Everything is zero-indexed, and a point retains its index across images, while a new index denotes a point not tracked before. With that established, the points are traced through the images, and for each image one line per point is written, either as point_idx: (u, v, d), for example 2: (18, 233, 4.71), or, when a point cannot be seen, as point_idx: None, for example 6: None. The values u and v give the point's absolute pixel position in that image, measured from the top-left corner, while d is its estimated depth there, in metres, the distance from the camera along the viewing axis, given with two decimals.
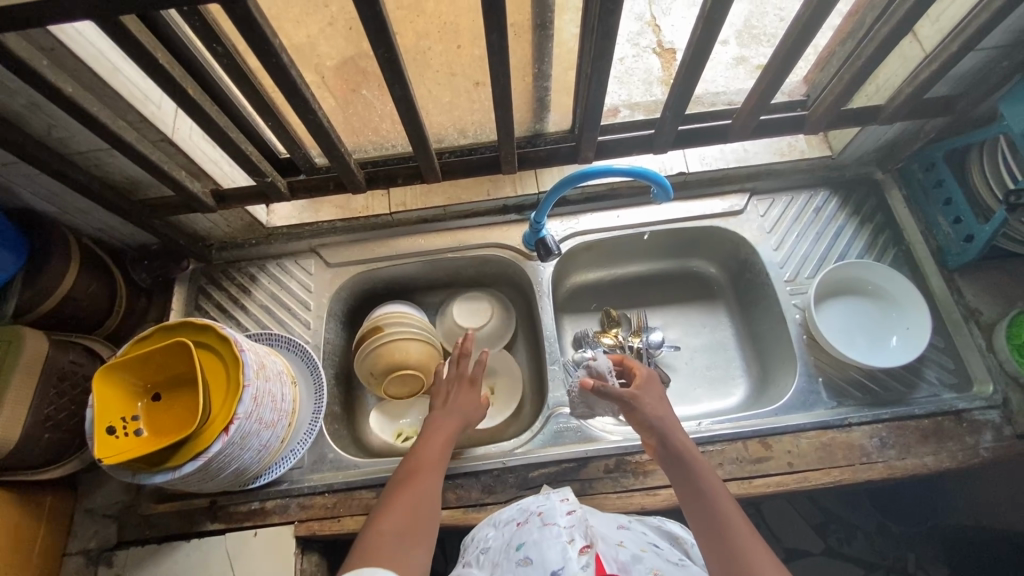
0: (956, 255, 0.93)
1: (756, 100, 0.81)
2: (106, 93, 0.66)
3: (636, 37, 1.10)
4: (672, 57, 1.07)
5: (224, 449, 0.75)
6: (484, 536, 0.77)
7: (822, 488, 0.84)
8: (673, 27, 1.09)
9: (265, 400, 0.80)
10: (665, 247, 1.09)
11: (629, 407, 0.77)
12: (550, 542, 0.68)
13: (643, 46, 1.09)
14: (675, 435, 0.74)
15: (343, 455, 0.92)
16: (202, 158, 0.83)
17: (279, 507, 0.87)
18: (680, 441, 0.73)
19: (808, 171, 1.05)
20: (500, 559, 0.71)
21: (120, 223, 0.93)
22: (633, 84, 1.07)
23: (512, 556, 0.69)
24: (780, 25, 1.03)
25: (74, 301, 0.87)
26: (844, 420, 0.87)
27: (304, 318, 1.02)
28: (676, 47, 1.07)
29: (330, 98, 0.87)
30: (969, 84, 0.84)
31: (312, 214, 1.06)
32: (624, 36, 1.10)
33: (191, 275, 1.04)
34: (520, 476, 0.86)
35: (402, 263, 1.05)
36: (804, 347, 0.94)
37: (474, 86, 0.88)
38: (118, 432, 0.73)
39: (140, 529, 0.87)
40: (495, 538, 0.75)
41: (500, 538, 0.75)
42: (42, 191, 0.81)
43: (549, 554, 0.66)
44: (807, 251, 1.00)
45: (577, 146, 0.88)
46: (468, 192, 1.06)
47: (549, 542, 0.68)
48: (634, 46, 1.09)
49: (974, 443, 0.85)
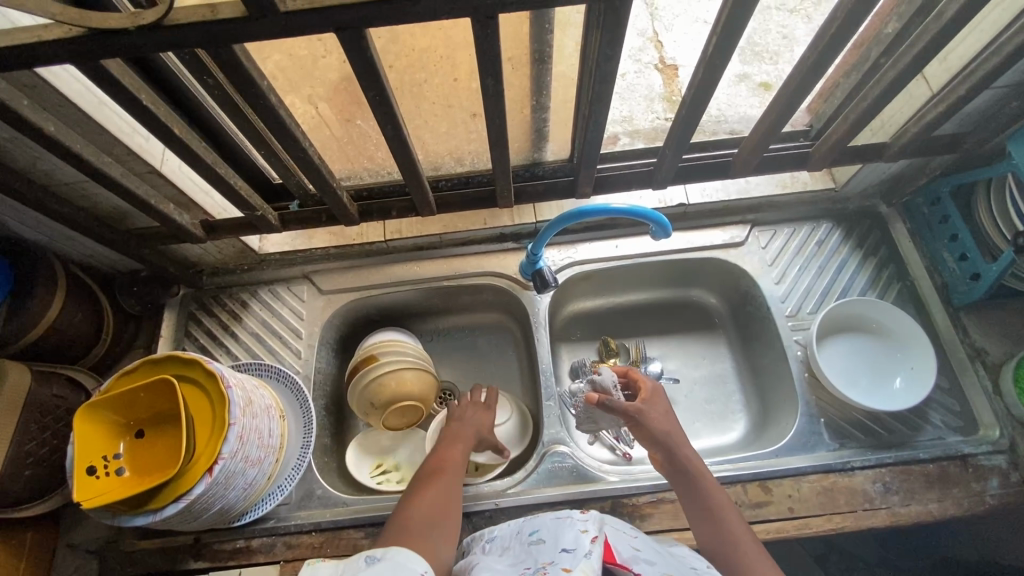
0: (962, 293, 0.92)
1: (759, 138, 0.80)
2: (91, 128, 0.64)
3: (638, 53, 1.10)
4: (675, 73, 1.07)
5: (208, 490, 0.73)
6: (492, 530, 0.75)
7: (824, 535, 0.82)
8: (676, 43, 1.09)
9: (251, 437, 0.78)
10: (665, 277, 1.07)
11: (634, 421, 0.77)
12: (564, 526, 0.65)
13: (644, 62, 1.09)
14: (683, 454, 0.74)
15: (331, 491, 0.89)
16: (192, 189, 0.81)
17: (264, 546, 0.85)
18: (688, 458, 0.73)
19: (811, 203, 1.03)
20: (511, 545, 0.69)
21: (108, 250, 0.91)
22: (634, 100, 1.06)
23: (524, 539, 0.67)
24: (782, 42, 1.02)
25: (59, 331, 0.85)
26: (847, 464, 0.85)
27: (296, 347, 1.00)
28: (678, 63, 1.07)
29: (325, 126, 0.86)
30: (976, 122, 0.82)
31: (305, 241, 1.04)
32: (626, 52, 1.10)
33: (181, 300, 1.03)
34: (512, 517, 0.84)
35: (397, 291, 1.03)
36: (805, 385, 0.92)
37: (471, 117, 0.87)
38: (98, 472, 0.71)
39: (121, 567, 0.85)
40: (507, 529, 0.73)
41: (508, 530, 0.73)
42: (27, 221, 0.79)
43: (562, 535, 0.64)
44: (809, 285, 0.98)
45: (575, 180, 0.86)
46: (464, 221, 1.05)
47: (563, 527, 0.65)
48: (637, 62, 1.09)
49: (980, 490, 0.82)
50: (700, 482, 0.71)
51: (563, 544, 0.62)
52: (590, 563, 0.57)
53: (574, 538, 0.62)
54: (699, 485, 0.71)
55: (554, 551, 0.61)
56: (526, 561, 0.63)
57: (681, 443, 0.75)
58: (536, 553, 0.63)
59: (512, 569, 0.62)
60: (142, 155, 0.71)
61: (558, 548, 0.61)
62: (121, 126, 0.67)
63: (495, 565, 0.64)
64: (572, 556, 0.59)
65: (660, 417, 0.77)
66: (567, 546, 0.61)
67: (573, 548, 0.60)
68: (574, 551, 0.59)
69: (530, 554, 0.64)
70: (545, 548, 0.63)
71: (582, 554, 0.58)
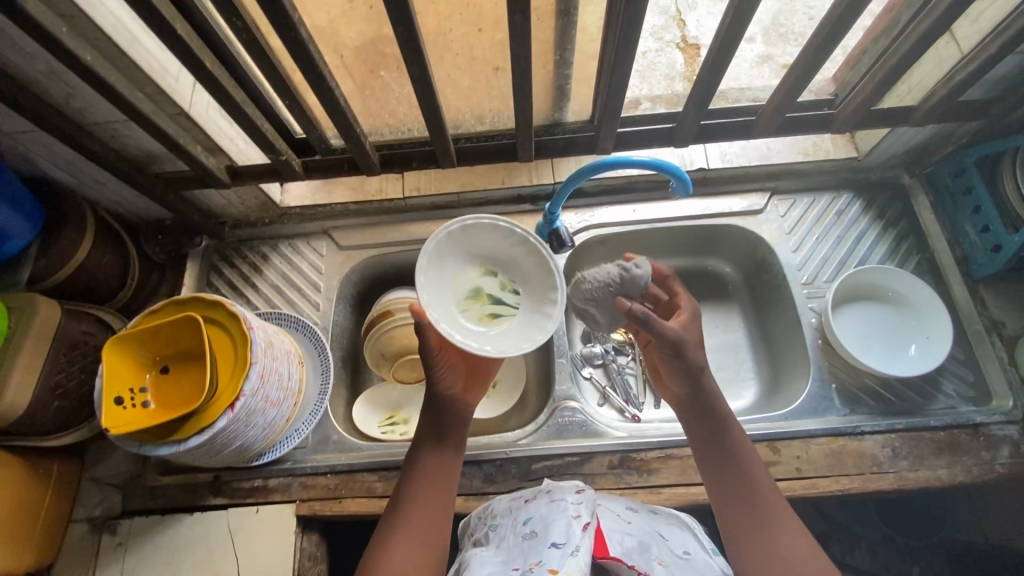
0: (982, 265, 0.91)
1: (783, 97, 0.79)
2: (124, 62, 0.66)
3: (659, 31, 1.06)
4: (696, 52, 1.03)
5: (230, 425, 0.75)
6: (491, 510, 0.74)
7: (830, 496, 0.83)
8: (699, 23, 1.04)
9: (271, 378, 0.80)
10: (681, 244, 1.07)
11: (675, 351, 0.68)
12: (555, 515, 0.63)
13: (666, 40, 1.05)
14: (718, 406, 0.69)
15: (347, 438, 0.92)
16: (218, 134, 0.83)
17: (281, 486, 0.88)
18: (721, 410, 0.69)
19: (833, 173, 1.02)
20: (505, 533, 0.67)
21: (134, 196, 0.93)
22: (655, 79, 1.04)
23: (518, 530, 0.65)
24: (810, 24, 0.96)
25: (87, 272, 0.88)
26: (856, 428, 0.85)
27: (314, 299, 1.02)
28: (700, 43, 1.03)
29: (348, 78, 0.87)
30: (1005, 88, 0.81)
31: (325, 195, 1.06)
32: (647, 29, 1.06)
33: (203, 251, 1.04)
34: (522, 467, 0.86)
35: (414, 249, 1.04)
36: (818, 352, 0.92)
37: (494, 71, 0.87)
38: (125, 403, 0.73)
39: (145, 500, 0.88)
40: (503, 514, 0.71)
41: (506, 511, 0.71)
42: (59, 161, 0.82)
43: (553, 526, 0.62)
44: (827, 254, 0.98)
45: (596, 136, 0.86)
46: (482, 179, 1.04)
47: (555, 516, 0.63)
48: (659, 40, 1.05)
49: (989, 458, 0.82)
50: (734, 438, 0.67)
51: (553, 538, 0.60)
52: (578, 562, 0.56)
53: (565, 531, 0.60)
54: (735, 444, 0.67)
55: (543, 548, 0.59)
56: (515, 556, 0.61)
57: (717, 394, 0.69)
58: (527, 549, 0.61)
59: (501, 565, 0.60)
60: (172, 95, 0.72)
61: (547, 543, 0.59)
62: (153, 62, 0.69)
63: (485, 562, 0.62)
64: (561, 553, 0.57)
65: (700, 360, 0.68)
66: (556, 539, 0.59)
67: (565, 546, 0.58)
68: (564, 546, 0.58)
69: (520, 550, 0.61)
70: (536, 544, 0.61)
71: (571, 549, 0.58)
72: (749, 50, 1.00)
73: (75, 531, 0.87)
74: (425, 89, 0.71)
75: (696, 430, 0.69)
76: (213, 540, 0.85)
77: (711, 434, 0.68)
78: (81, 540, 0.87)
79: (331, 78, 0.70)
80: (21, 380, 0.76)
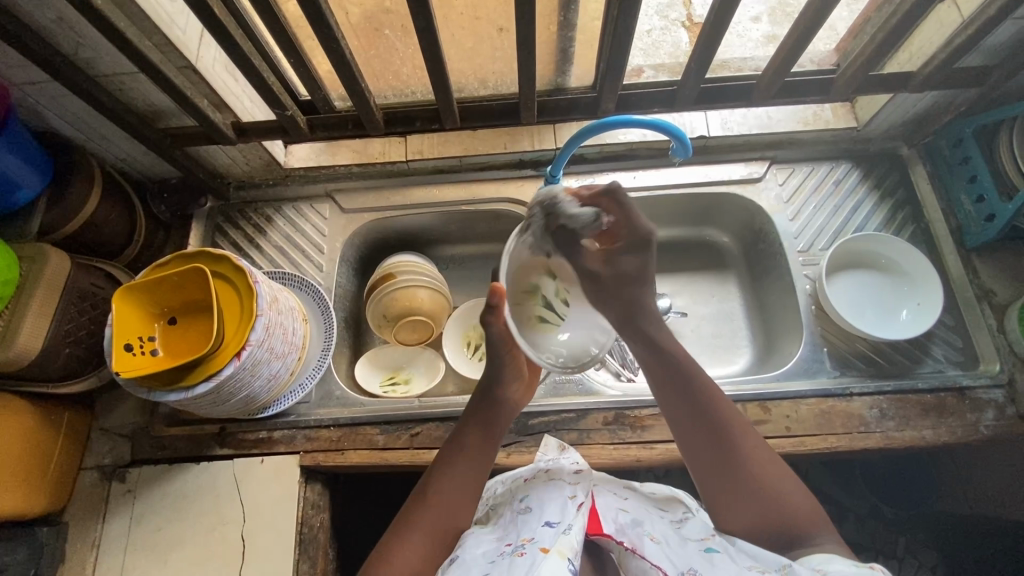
0: (975, 234, 0.92)
1: (783, 60, 0.79)
2: (133, 9, 0.67)
3: (665, 9, 1.08)
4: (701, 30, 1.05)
5: (236, 374, 0.77)
6: (494, 490, 0.77)
7: (818, 454, 0.85)
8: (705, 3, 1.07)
9: (276, 331, 0.81)
10: (681, 213, 1.08)
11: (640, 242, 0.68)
12: (552, 495, 0.66)
13: (671, 19, 1.07)
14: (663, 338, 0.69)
15: (349, 393, 0.94)
16: (223, 89, 0.84)
17: (285, 437, 0.90)
18: (679, 353, 0.69)
19: (832, 142, 1.03)
20: (503, 511, 0.69)
21: (140, 154, 0.94)
22: (659, 56, 1.04)
23: (515, 507, 0.68)
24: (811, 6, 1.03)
25: (95, 226, 0.89)
26: (845, 390, 0.87)
27: (317, 260, 1.03)
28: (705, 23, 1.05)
29: (352, 37, 0.87)
30: (1003, 55, 0.82)
31: (329, 157, 1.06)
32: (653, 8, 1.07)
33: (208, 212, 1.06)
34: (519, 422, 0.88)
35: (416, 214, 1.06)
36: (812, 318, 0.94)
37: (498, 32, 0.88)
38: (135, 349, 0.75)
39: (152, 450, 0.90)
40: (503, 493, 0.73)
41: (507, 490, 0.74)
42: (67, 115, 0.83)
43: (549, 505, 0.64)
44: (823, 223, 0.99)
45: (598, 97, 0.87)
46: (484, 144, 1.05)
47: (551, 495, 0.65)
48: (664, 18, 1.06)
49: (974, 420, 0.85)
50: (693, 377, 0.67)
51: (547, 517, 0.62)
52: (569, 541, 0.57)
53: (560, 510, 0.62)
54: (698, 384, 0.67)
55: (537, 526, 0.61)
56: (510, 533, 0.63)
57: (663, 331, 0.70)
58: (520, 525, 0.63)
59: (495, 542, 0.62)
60: (180, 46, 0.75)
61: (541, 522, 0.61)
62: (160, 11, 0.71)
63: (479, 537, 0.64)
64: (553, 531, 0.59)
65: (630, 270, 0.68)
66: (550, 519, 0.61)
67: (558, 524, 0.60)
68: (557, 525, 0.60)
69: (514, 526, 0.64)
70: (530, 520, 0.63)
71: (564, 528, 0.59)
72: (756, 29, 1.02)
73: (86, 478, 0.90)
74: (429, 42, 0.72)
75: (652, 374, 0.69)
76: (218, 488, 0.88)
77: (675, 381, 0.67)
78: (92, 487, 0.89)
79: (337, 32, 0.71)
80: (32, 326, 0.78)
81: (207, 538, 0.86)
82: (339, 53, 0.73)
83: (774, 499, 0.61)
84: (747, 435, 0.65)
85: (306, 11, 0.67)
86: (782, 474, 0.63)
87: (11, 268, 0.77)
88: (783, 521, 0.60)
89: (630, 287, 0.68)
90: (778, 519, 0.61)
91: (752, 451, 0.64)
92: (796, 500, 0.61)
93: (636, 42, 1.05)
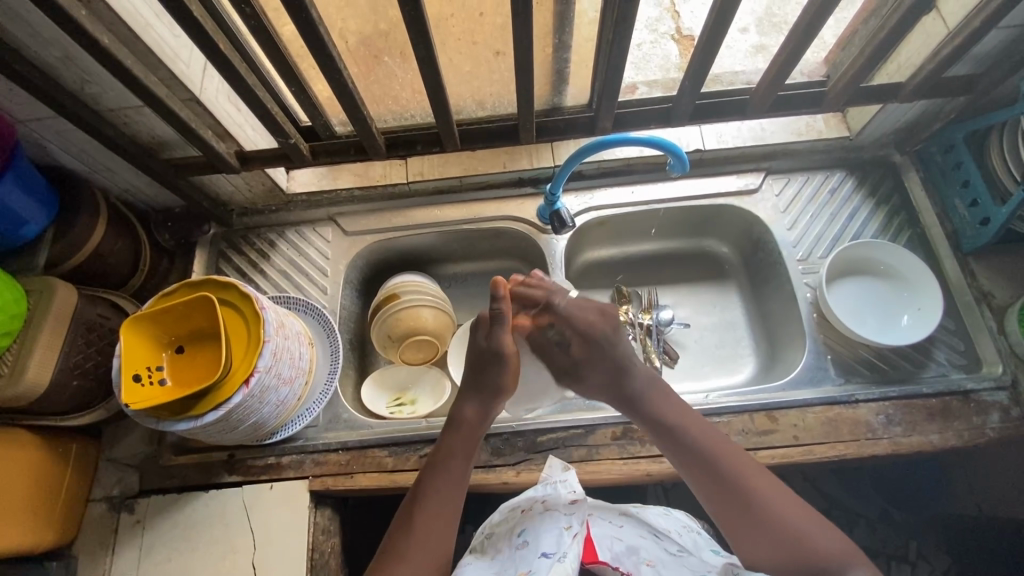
0: (971, 238, 0.93)
1: (776, 73, 0.81)
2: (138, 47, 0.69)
3: (655, 23, 1.09)
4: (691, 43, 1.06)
5: (245, 400, 0.77)
6: (490, 521, 0.77)
7: (828, 461, 0.85)
8: (692, 14, 1.09)
9: (284, 356, 0.81)
10: (680, 226, 1.10)
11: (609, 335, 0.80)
12: (548, 526, 0.66)
13: (661, 32, 1.08)
14: (658, 408, 0.74)
15: (357, 416, 0.95)
16: (226, 119, 0.86)
17: (294, 463, 0.90)
18: (675, 415, 0.73)
19: (826, 151, 1.05)
20: (501, 543, 0.70)
21: (145, 184, 0.96)
22: (650, 70, 1.05)
23: (512, 542, 0.68)
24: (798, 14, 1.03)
25: (101, 257, 0.90)
26: (850, 396, 0.88)
27: (321, 283, 1.04)
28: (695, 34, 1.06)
29: (353, 64, 0.89)
30: (991, 63, 0.84)
31: (330, 181, 1.08)
32: (642, 23, 1.08)
33: (211, 239, 1.06)
34: (529, 439, 0.88)
35: (418, 234, 1.07)
36: (814, 325, 0.95)
37: (495, 55, 0.90)
38: (143, 380, 0.75)
39: (161, 479, 0.90)
40: (501, 524, 0.72)
41: (503, 523, 0.73)
42: (73, 149, 0.84)
43: (544, 537, 0.64)
44: (820, 231, 1.01)
45: (595, 116, 0.88)
46: (484, 163, 1.07)
47: (547, 527, 0.66)
48: (653, 32, 1.08)
49: (980, 423, 0.85)
50: (692, 438, 0.71)
51: (543, 548, 0.62)
52: (564, 569, 0.57)
53: (556, 541, 0.63)
54: (700, 446, 0.70)
55: (533, 558, 0.62)
56: (507, 568, 0.64)
57: (658, 390, 0.76)
58: (518, 559, 0.64)
59: None
60: (184, 80, 0.76)
61: (537, 553, 0.62)
62: (164, 47, 0.72)
63: None
64: (549, 561, 0.60)
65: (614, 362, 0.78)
66: (547, 549, 0.62)
67: (555, 554, 0.61)
68: (553, 555, 0.60)
69: (511, 561, 0.65)
70: (527, 553, 0.64)
71: (559, 556, 0.60)
72: (743, 40, 1.03)
73: (95, 509, 0.89)
74: (429, 69, 0.74)
75: (663, 445, 0.73)
76: (227, 515, 0.87)
77: (677, 447, 0.71)
78: (100, 519, 0.89)
79: (338, 60, 0.73)
80: (41, 361, 0.78)
81: (217, 566, 0.85)
82: (341, 81, 0.75)
83: (804, 541, 0.61)
84: (766, 492, 0.65)
85: (309, 42, 0.69)
86: (800, 510, 0.64)
87: (19, 302, 0.78)
88: (818, 558, 0.60)
89: (608, 368, 0.78)
90: (809, 559, 0.60)
91: (772, 502, 0.64)
92: (826, 540, 0.61)
93: (629, 57, 1.06)
